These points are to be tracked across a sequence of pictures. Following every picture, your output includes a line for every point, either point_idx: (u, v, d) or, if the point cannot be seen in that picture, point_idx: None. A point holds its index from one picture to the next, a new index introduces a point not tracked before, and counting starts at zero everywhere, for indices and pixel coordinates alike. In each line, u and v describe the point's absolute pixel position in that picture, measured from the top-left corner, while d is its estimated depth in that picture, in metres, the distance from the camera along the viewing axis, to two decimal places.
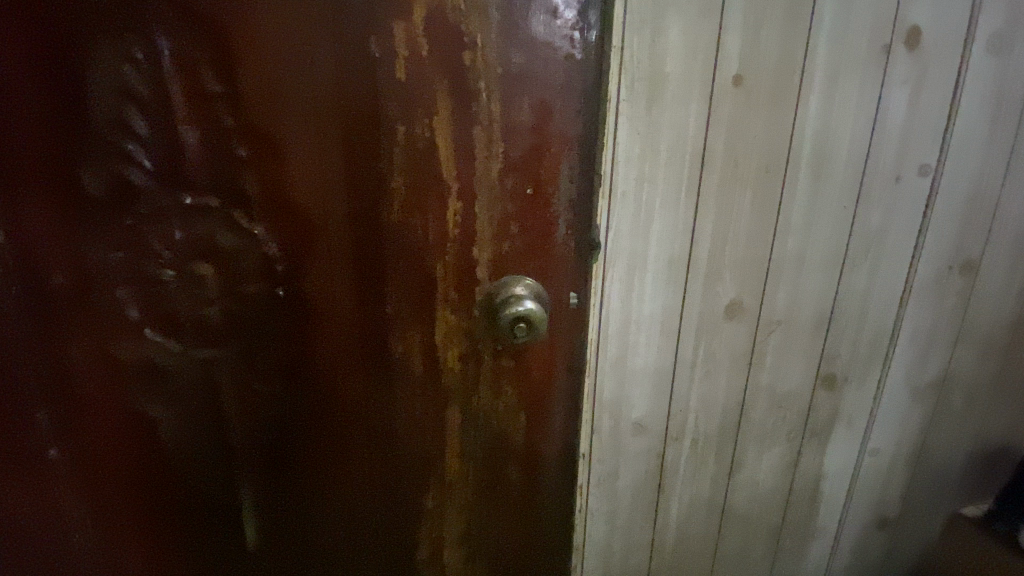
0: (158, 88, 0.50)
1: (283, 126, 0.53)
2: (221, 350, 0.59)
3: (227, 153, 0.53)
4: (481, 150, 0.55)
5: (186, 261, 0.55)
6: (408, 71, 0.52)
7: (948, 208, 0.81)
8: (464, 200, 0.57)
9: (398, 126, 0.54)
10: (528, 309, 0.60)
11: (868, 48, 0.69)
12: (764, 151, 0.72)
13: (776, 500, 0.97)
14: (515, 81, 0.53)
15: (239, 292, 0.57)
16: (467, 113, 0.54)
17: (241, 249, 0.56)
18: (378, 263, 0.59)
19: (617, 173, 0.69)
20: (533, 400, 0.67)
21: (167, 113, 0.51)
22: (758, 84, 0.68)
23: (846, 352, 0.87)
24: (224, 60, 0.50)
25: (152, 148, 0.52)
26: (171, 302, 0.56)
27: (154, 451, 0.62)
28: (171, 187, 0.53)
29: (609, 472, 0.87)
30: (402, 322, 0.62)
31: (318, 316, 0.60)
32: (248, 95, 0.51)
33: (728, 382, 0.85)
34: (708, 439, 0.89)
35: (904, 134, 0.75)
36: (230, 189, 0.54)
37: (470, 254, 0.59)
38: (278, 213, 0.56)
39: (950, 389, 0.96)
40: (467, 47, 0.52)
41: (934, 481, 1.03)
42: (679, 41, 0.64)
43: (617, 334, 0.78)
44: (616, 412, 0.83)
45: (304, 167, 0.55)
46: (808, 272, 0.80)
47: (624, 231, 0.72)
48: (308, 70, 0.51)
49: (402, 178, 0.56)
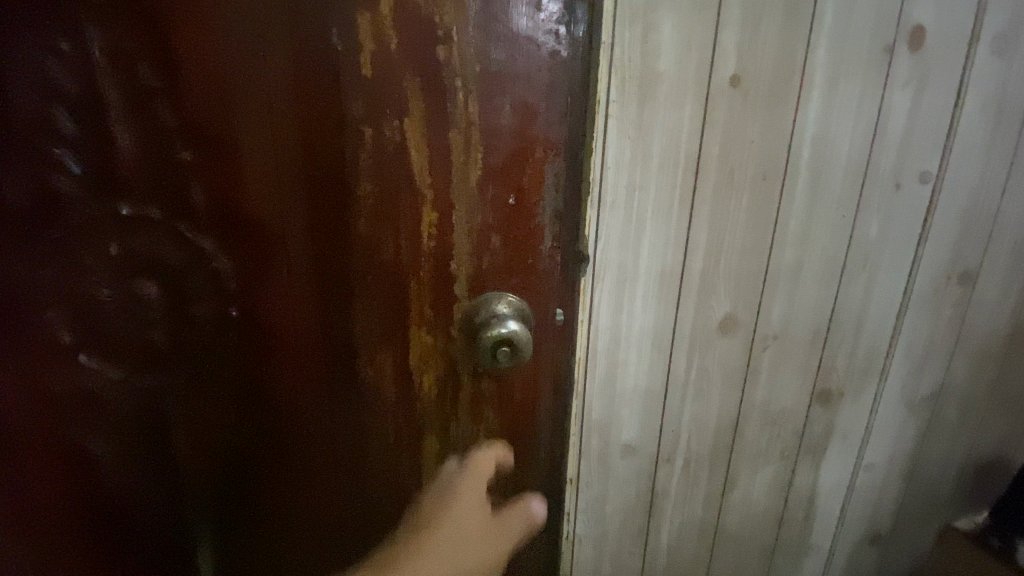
0: (85, 81, 0.43)
1: (235, 128, 0.46)
2: (169, 382, 0.52)
3: (169, 157, 0.46)
4: (458, 156, 0.50)
5: (125, 282, 0.48)
6: (375, 67, 0.46)
7: (948, 217, 0.77)
8: (440, 209, 0.51)
9: (365, 129, 0.48)
10: (511, 330, 0.55)
11: (871, 49, 0.65)
12: (763, 157, 0.67)
13: (769, 519, 0.93)
14: (495, 79, 0.47)
15: (187, 313, 0.51)
16: (442, 115, 0.48)
17: (188, 265, 0.49)
18: (345, 280, 0.53)
19: (606, 181, 0.64)
20: (516, 427, 0.62)
21: (99, 111, 0.44)
22: (756, 85, 0.64)
23: (842, 366, 0.83)
24: (164, 49, 0.43)
25: (80, 150, 0.44)
26: (107, 326, 0.49)
27: (89, 503, 0.53)
28: (104, 196, 0.46)
29: (597, 496, 0.82)
30: (372, 344, 0.56)
31: (277, 338, 0.54)
32: (192, 92, 0.45)
33: (721, 399, 0.81)
34: (701, 459, 0.85)
35: (905, 139, 0.71)
36: (173, 197, 0.47)
37: (447, 269, 0.54)
38: (232, 225, 0.49)
39: (945, 401, 0.93)
40: (441, 40, 0.45)
41: (928, 494, 1.01)
42: (674, 39, 0.60)
43: (606, 352, 0.73)
44: (605, 433, 0.78)
45: (260, 174, 0.48)
46: (805, 285, 0.76)
47: (614, 243, 0.67)
48: (262, 63, 0.45)
49: (371, 185, 0.50)
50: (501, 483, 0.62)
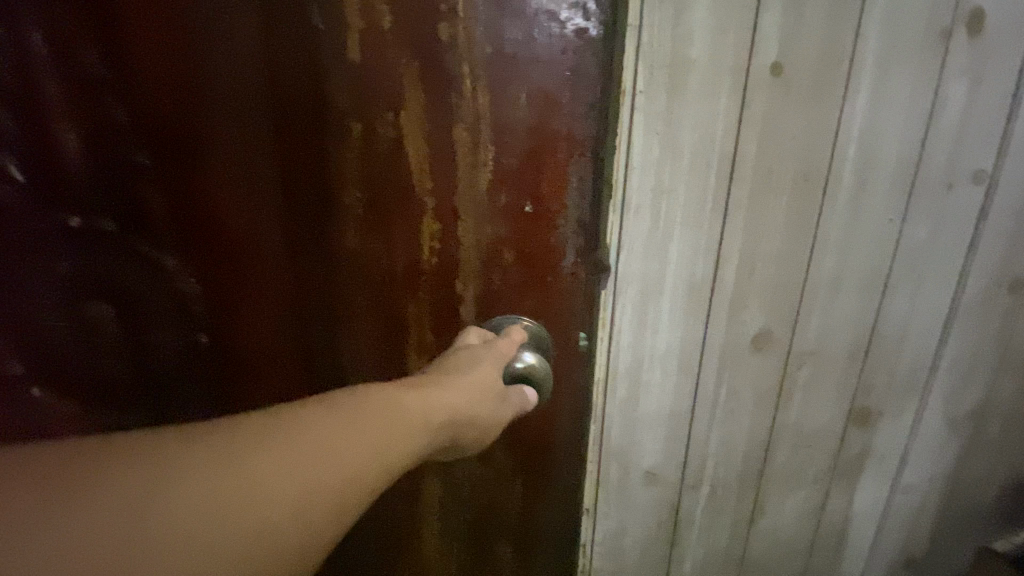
0: (31, 82, 0.40)
1: (190, 125, 0.41)
2: (127, 401, 0.50)
3: (122, 162, 0.42)
4: (465, 157, 0.42)
5: (81, 295, 0.46)
6: (363, 51, 0.38)
7: (1003, 221, 0.70)
8: (443, 220, 0.44)
9: (353, 123, 0.40)
10: (527, 363, 0.45)
11: (926, 33, 0.58)
12: (803, 156, 0.60)
13: (799, 547, 0.86)
14: (510, 62, 0.39)
15: (148, 334, 0.48)
16: (445, 108, 0.40)
17: (145, 283, 0.46)
18: (327, 298, 0.46)
19: (630, 184, 0.56)
20: (530, 468, 0.54)
21: (39, 112, 0.41)
22: (799, 75, 0.56)
23: (882, 383, 0.76)
24: (110, 37, 0.39)
25: (28, 156, 0.42)
26: (59, 345, 0.47)
27: None
28: (49, 205, 0.43)
29: (616, 527, 0.75)
30: (363, 373, 0.49)
31: (248, 360, 0.50)
32: (142, 86, 0.40)
33: (752, 421, 0.74)
34: (728, 485, 0.77)
35: (958, 135, 0.64)
36: (127, 208, 0.44)
37: (451, 290, 0.46)
38: (195, 236, 0.45)
39: (988, 417, 0.86)
40: (443, 16, 0.38)
41: (965, 516, 0.94)
42: (708, 21, 0.52)
43: (627, 373, 0.66)
44: (625, 461, 0.71)
45: (226, 178, 0.43)
46: (845, 295, 0.69)
47: (637, 252, 0.60)
48: (224, 54, 0.39)
49: (359, 192, 0.43)
50: (509, 524, 0.55)
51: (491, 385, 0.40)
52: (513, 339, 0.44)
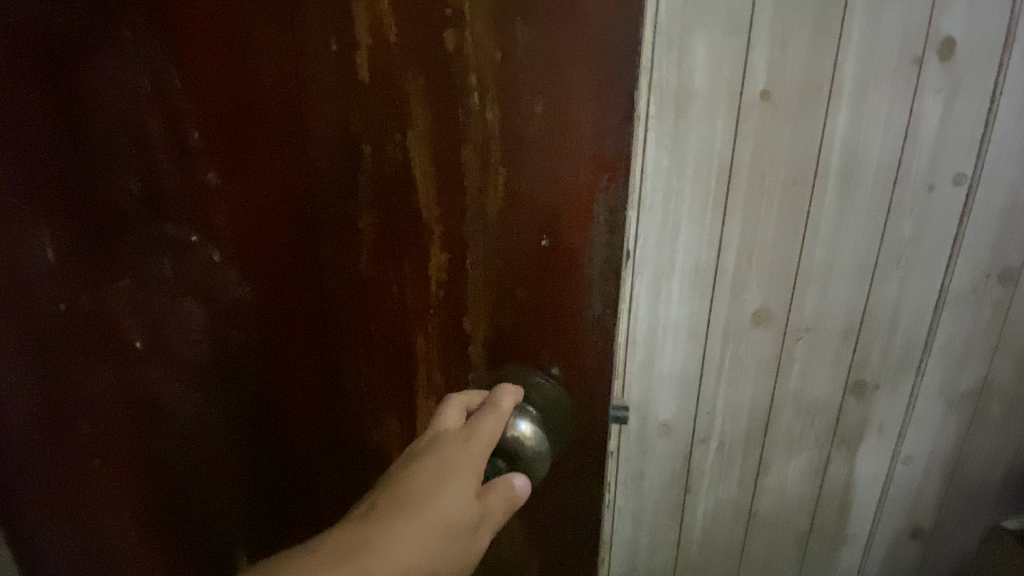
0: (124, 90, 0.37)
1: (244, 133, 0.39)
2: (193, 447, 0.47)
3: (195, 172, 0.40)
4: (473, 181, 0.39)
5: (179, 294, 0.42)
6: (373, 67, 0.36)
7: (984, 217, 0.79)
8: (451, 251, 0.41)
9: (364, 146, 0.39)
10: (519, 432, 0.39)
11: (899, 61, 0.70)
12: (791, 163, 0.73)
13: (805, 505, 0.98)
14: (519, 76, 0.36)
15: (225, 339, 0.44)
16: (452, 125, 0.37)
17: (215, 284, 0.43)
18: (352, 319, 0.44)
19: (645, 185, 0.73)
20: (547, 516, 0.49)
21: (140, 110, 0.37)
22: (785, 99, 0.70)
23: (877, 357, 0.87)
24: (189, 47, 0.37)
25: (131, 152, 0.38)
26: (170, 342, 0.43)
27: (161, 508, 0.47)
28: (154, 202, 0.40)
29: (636, 471, 0.91)
30: (376, 399, 0.47)
31: (292, 373, 0.46)
32: (210, 95, 0.38)
33: (754, 388, 0.87)
34: (735, 442, 0.91)
35: (936, 145, 0.75)
36: (201, 216, 0.41)
37: (459, 326, 0.44)
38: (257, 245, 0.42)
39: (987, 398, 0.94)
40: (449, 21, 0.35)
41: (971, 492, 1.01)
42: (707, 59, 0.68)
43: (644, 339, 0.82)
44: (643, 413, 0.87)
45: (275, 186, 0.40)
46: (836, 281, 0.81)
47: (652, 240, 0.76)
48: (262, 69, 0.37)
49: (372, 216, 0.41)
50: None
51: (461, 514, 0.33)
52: (501, 412, 0.39)
